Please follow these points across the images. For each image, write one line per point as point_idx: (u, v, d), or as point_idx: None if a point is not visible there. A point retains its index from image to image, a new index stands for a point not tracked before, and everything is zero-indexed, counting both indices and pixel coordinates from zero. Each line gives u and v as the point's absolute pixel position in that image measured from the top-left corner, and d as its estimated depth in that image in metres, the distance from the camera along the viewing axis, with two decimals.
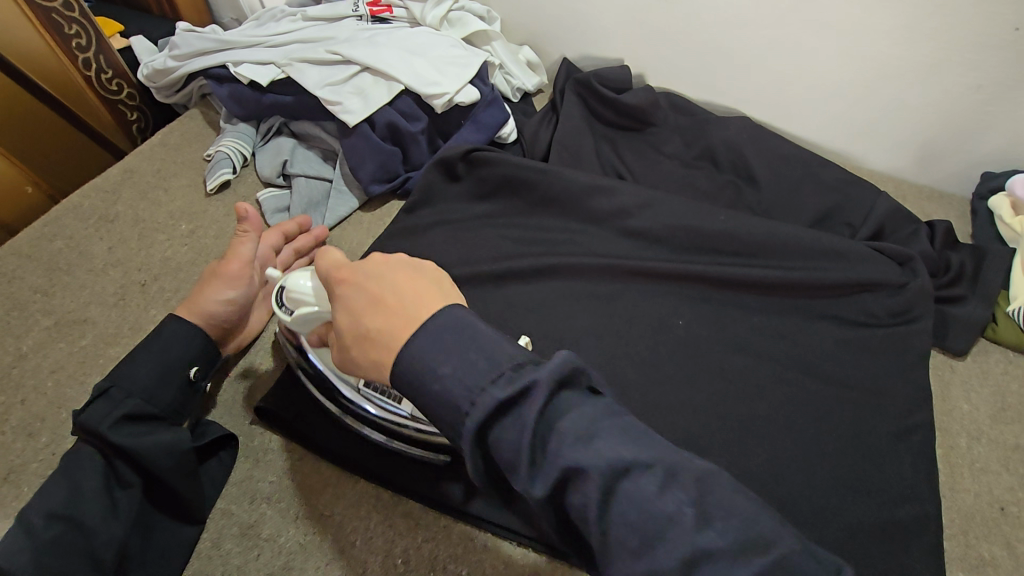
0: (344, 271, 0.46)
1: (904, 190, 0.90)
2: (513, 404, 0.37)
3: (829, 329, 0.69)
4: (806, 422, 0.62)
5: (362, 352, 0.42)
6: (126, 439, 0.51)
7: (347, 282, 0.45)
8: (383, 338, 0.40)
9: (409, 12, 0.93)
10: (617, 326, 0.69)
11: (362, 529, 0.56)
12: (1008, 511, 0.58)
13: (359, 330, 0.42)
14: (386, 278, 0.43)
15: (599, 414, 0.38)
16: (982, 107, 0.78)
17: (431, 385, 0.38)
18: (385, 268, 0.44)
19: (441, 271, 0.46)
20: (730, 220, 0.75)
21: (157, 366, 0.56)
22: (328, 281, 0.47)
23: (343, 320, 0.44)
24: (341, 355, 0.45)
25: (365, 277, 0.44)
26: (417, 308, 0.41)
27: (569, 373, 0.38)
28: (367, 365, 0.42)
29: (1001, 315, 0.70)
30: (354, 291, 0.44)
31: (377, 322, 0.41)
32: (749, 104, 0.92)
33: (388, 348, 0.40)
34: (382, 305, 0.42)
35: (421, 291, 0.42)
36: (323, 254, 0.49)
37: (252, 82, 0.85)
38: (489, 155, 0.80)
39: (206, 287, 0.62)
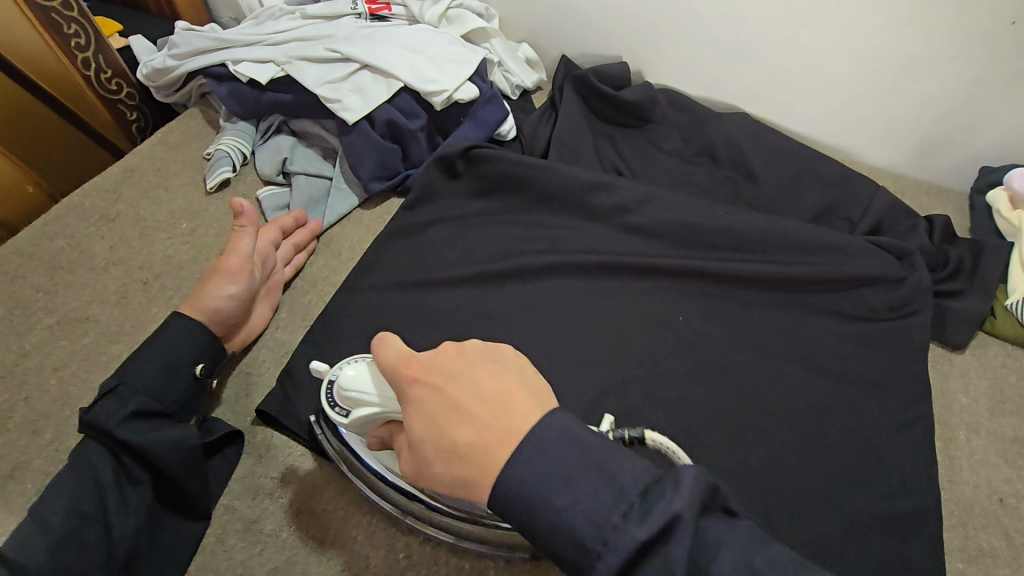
0: (415, 364, 0.44)
1: (902, 185, 0.90)
2: (653, 541, 0.36)
3: (828, 322, 0.69)
4: (806, 416, 0.62)
5: (449, 468, 0.40)
6: (134, 436, 0.52)
7: (421, 381, 0.43)
8: (479, 454, 0.39)
9: (408, 9, 0.93)
10: (617, 321, 0.70)
11: (364, 524, 0.57)
12: (1007, 502, 0.59)
13: (446, 444, 0.40)
14: (467, 379, 0.42)
15: (746, 547, 0.36)
16: (980, 102, 0.78)
17: (554, 520, 0.37)
18: (462, 364, 0.43)
19: (520, 358, 0.45)
20: (729, 216, 0.75)
21: (163, 363, 0.56)
22: (394, 378, 0.44)
23: (422, 425, 0.42)
24: (416, 465, 0.42)
25: (442, 375, 0.43)
26: (512, 417, 0.40)
27: (704, 498, 0.37)
28: (454, 481, 0.40)
29: (1000, 308, 0.70)
30: (433, 394, 0.42)
31: (469, 437, 0.40)
32: (748, 101, 0.93)
33: (488, 468, 0.39)
34: (469, 412, 0.40)
35: (509, 396, 0.41)
36: (386, 345, 0.46)
37: (251, 81, 0.85)
38: (489, 153, 0.80)
39: (209, 285, 0.63)
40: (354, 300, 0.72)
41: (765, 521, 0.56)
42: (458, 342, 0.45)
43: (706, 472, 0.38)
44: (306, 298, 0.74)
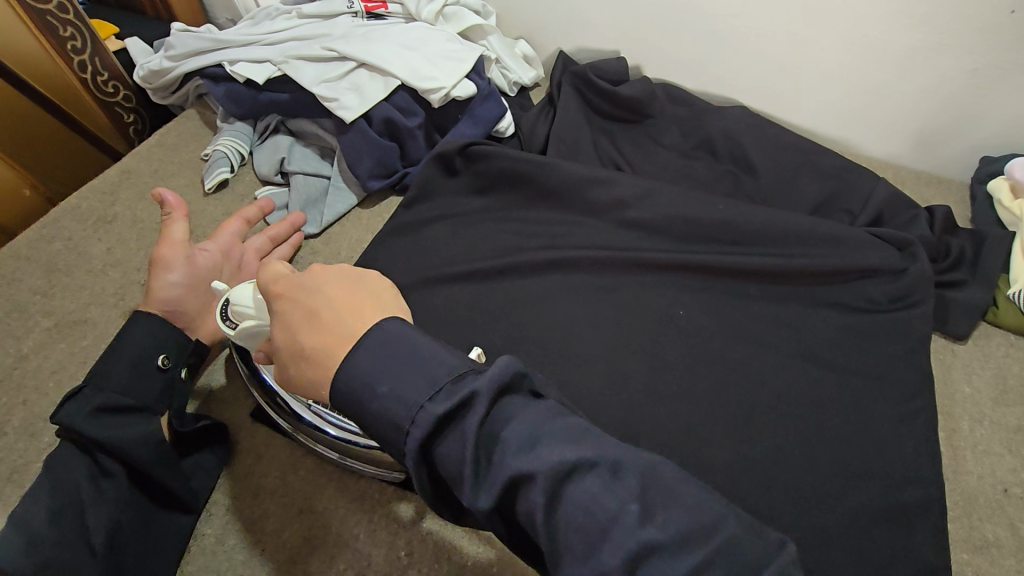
0: (281, 282, 0.48)
1: (902, 176, 0.89)
2: (454, 416, 0.38)
3: (830, 315, 0.69)
4: (808, 409, 0.62)
5: (298, 369, 0.45)
6: (96, 431, 0.52)
7: (284, 297, 0.47)
8: (318, 353, 0.43)
9: (404, 7, 0.92)
10: (618, 317, 0.70)
11: (365, 524, 0.56)
12: (1011, 492, 0.58)
13: (294, 347, 0.45)
14: (322, 293, 0.46)
15: (541, 420, 0.39)
16: (979, 91, 0.77)
17: (372, 404, 0.40)
18: (320, 281, 0.47)
19: (379, 281, 0.49)
20: (729, 209, 0.74)
21: (130, 358, 0.56)
22: (267, 291, 0.49)
23: (280, 333, 0.46)
24: (278, 368, 0.47)
25: (300, 292, 0.47)
26: (353, 324, 0.44)
27: (509, 380, 0.40)
28: (302, 379, 0.44)
29: (1002, 298, 0.70)
30: (291, 305, 0.46)
31: (312, 339, 0.44)
32: (746, 94, 0.92)
33: (325, 366, 0.43)
34: (317, 320, 0.44)
35: (357, 306, 0.45)
36: (264, 265, 0.51)
37: (247, 81, 0.85)
38: (486, 149, 0.80)
39: (153, 276, 0.63)
40: None
41: (768, 514, 0.56)
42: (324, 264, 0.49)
43: (517, 361, 0.41)
44: None
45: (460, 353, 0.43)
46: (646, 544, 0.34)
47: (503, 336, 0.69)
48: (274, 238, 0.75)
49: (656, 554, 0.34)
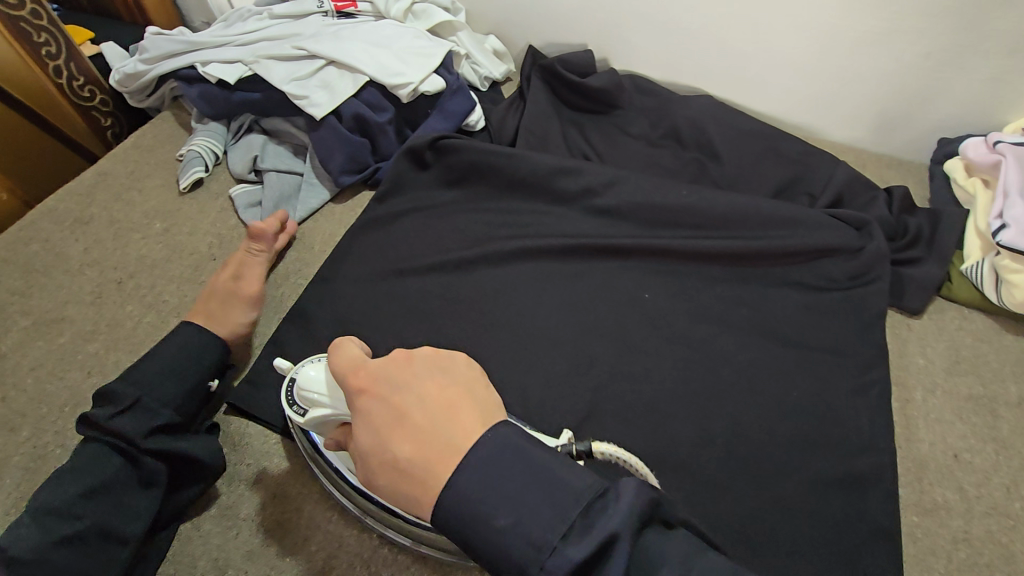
0: (366, 373, 0.43)
1: (864, 159, 0.92)
2: (592, 562, 0.35)
3: (790, 294, 0.71)
4: (768, 384, 0.64)
5: (390, 483, 0.39)
6: (166, 445, 0.54)
7: (369, 393, 0.42)
8: (415, 467, 0.38)
9: (373, 5, 0.93)
10: (585, 300, 0.71)
11: (336, 512, 0.58)
12: (961, 458, 0.61)
13: (388, 458, 0.39)
14: (416, 392, 0.41)
15: (679, 561, 0.37)
16: (933, 74, 0.80)
17: (489, 537, 0.36)
18: (412, 375, 0.42)
19: (474, 371, 0.43)
20: (692, 194, 0.77)
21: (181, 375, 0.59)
22: (344, 386, 0.44)
23: (365, 436, 0.41)
24: (362, 476, 0.41)
25: (389, 386, 0.42)
26: (455, 431, 0.39)
27: (641, 515, 0.37)
28: (395, 497, 0.39)
29: (956, 273, 0.72)
30: (378, 405, 0.41)
31: (408, 449, 0.39)
32: (711, 83, 0.94)
33: (427, 485, 0.38)
34: (413, 427, 0.39)
35: (458, 408, 0.40)
36: (339, 354, 0.46)
37: (220, 81, 0.86)
38: (457, 143, 0.81)
39: (228, 304, 0.67)
40: (326, 291, 0.73)
41: (727, 486, 0.58)
42: (410, 350, 0.44)
43: (648, 489, 0.39)
44: (279, 291, 0.76)
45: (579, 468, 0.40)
46: None
47: (473, 324, 0.70)
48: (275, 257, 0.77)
49: None
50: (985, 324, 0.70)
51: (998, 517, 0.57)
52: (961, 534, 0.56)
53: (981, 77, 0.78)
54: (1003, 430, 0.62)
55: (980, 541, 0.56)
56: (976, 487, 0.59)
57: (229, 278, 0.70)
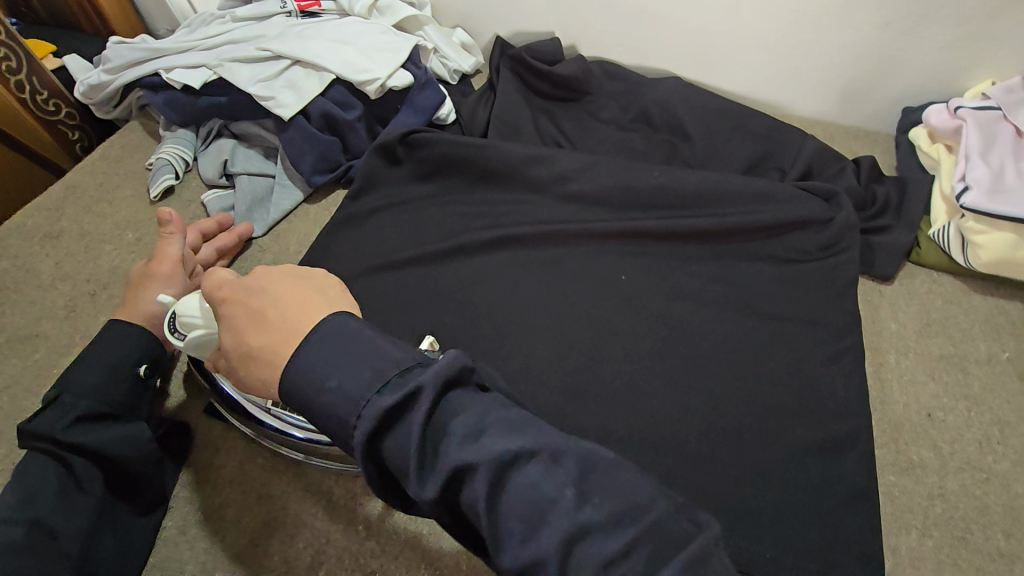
0: (227, 284, 0.48)
1: (832, 133, 0.93)
2: (400, 411, 0.37)
3: (765, 268, 0.71)
4: (745, 357, 0.65)
5: (247, 370, 0.44)
6: (83, 437, 0.51)
7: (229, 301, 0.47)
8: (265, 351, 0.43)
9: (337, 3, 0.93)
10: (563, 286, 0.72)
11: (321, 510, 0.58)
12: (934, 417, 0.62)
13: (243, 348, 0.44)
14: (269, 294, 0.45)
15: (487, 412, 0.39)
16: (895, 44, 0.81)
17: (317, 402, 0.39)
18: (266, 282, 0.46)
19: (327, 283, 0.49)
20: (664, 174, 0.77)
21: (106, 364, 0.55)
22: (211, 299, 0.48)
23: (228, 337, 0.46)
24: (232, 373, 0.46)
25: (246, 295, 0.46)
26: (297, 319, 0.43)
27: (455, 372, 0.39)
28: (253, 382, 0.44)
29: (924, 238, 0.73)
30: (237, 309, 0.46)
31: (258, 339, 0.43)
32: (679, 65, 0.95)
33: (273, 366, 0.42)
34: (264, 321, 0.44)
35: (304, 304, 0.44)
36: (208, 273, 0.49)
37: (185, 87, 0.85)
38: (427, 136, 0.81)
39: (140, 288, 0.62)
40: None
41: (709, 458, 0.59)
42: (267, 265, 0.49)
43: (466, 354, 0.41)
44: None
45: (410, 346, 0.42)
46: (583, 527, 0.34)
47: (452, 315, 0.70)
48: (221, 252, 0.75)
49: (590, 536, 0.34)
50: (955, 286, 0.71)
51: (972, 471, 0.58)
52: (935, 489, 0.58)
53: (940, 44, 0.79)
54: (974, 386, 0.64)
55: (955, 495, 0.57)
56: (949, 443, 0.60)
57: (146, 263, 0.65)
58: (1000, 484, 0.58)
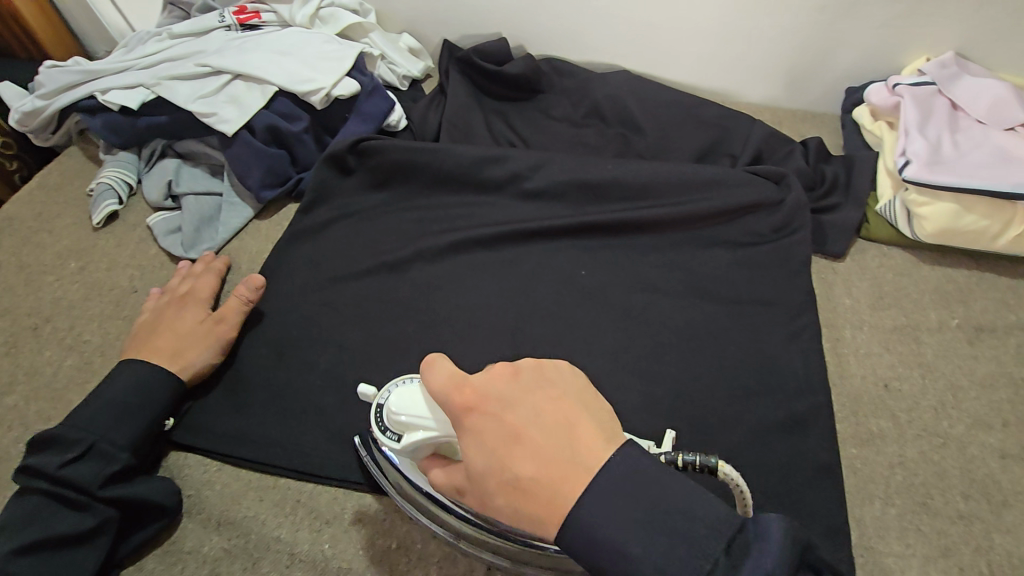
0: (468, 386, 0.40)
1: (780, 116, 0.95)
2: None
3: (721, 254, 0.72)
4: (707, 343, 0.65)
5: (509, 504, 0.36)
6: (120, 491, 0.53)
7: (476, 409, 0.39)
8: (542, 485, 0.35)
9: (278, 14, 0.91)
10: (522, 285, 0.71)
11: (286, 524, 0.57)
12: (891, 387, 0.63)
13: (507, 478, 0.36)
14: (528, 407, 0.38)
15: None
16: (832, 27, 0.83)
17: (622, 566, 0.34)
18: (521, 390, 0.39)
19: (584, 382, 0.40)
20: (617, 167, 0.77)
21: (138, 417, 0.57)
22: (444, 402, 0.40)
23: (478, 458, 0.38)
24: (476, 499, 0.39)
25: (499, 404, 0.38)
26: (579, 450, 0.36)
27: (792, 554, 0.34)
28: (514, 518, 0.36)
29: (872, 214, 0.74)
30: (487, 423, 0.38)
31: (530, 469, 0.36)
32: (627, 59, 0.95)
33: (552, 506, 0.35)
34: (530, 444, 0.36)
35: (576, 426, 0.37)
36: (433, 368, 0.42)
37: (122, 108, 0.82)
38: (377, 144, 0.79)
39: (176, 331, 0.63)
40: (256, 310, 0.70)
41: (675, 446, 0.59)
42: (511, 362, 0.41)
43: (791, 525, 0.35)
44: None
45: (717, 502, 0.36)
46: None
47: (413, 323, 0.69)
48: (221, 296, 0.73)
49: None
50: (904, 258, 0.73)
51: (929, 437, 0.60)
52: (896, 458, 0.59)
53: (875, 24, 0.82)
54: (927, 354, 0.65)
55: (914, 462, 0.58)
56: (907, 412, 0.61)
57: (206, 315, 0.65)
58: (957, 448, 0.59)
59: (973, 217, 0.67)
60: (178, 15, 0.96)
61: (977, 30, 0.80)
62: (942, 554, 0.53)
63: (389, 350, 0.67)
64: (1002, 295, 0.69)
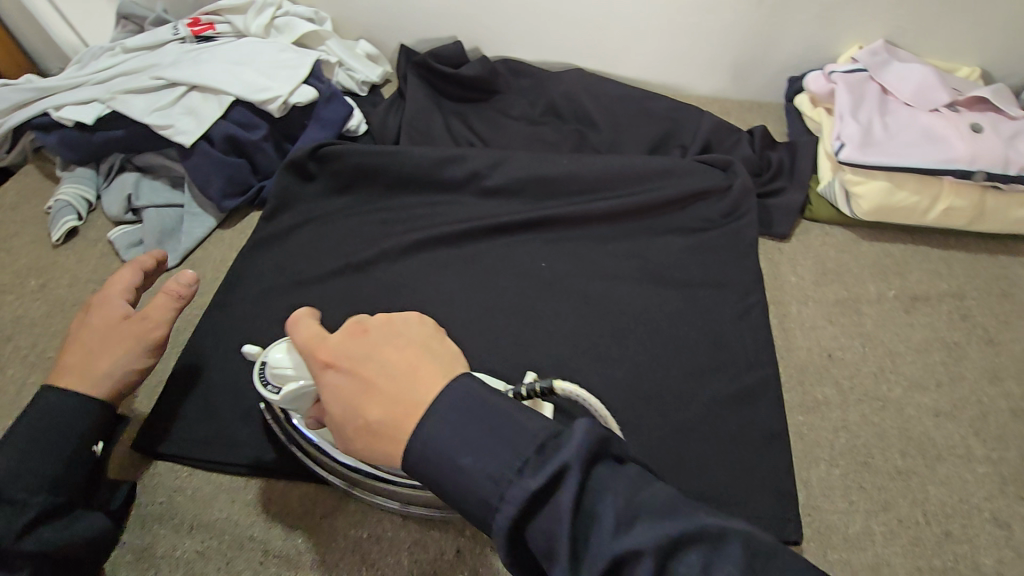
0: (325, 344, 0.45)
1: (728, 107, 0.99)
2: (545, 494, 0.34)
3: (675, 240, 0.75)
4: (662, 326, 0.68)
5: (365, 444, 0.40)
6: (44, 539, 0.48)
7: (332, 365, 0.43)
8: (385, 422, 0.39)
9: (232, 25, 0.92)
10: (485, 279, 0.73)
11: (260, 522, 0.59)
12: (834, 356, 0.67)
13: (359, 421, 0.41)
14: (374, 357, 0.42)
15: (635, 491, 0.35)
16: (770, 19, 0.87)
17: (452, 477, 0.36)
18: (369, 344, 0.43)
19: (429, 330, 0.44)
20: (573, 162, 0.79)
21: (54, 450, 0.50)
22: (309, 363, 0.45)
23: (337, 408, 0.42)
24: (343, 444, 0.43)
25: (348, 358, 0.43)
26: (417, 388, 0.39)
27: (596, 445, 0.35)
28: (371, 457, 0.41)
29: (814, 196, 0.78)
30: (341, 376, 0.42)
31: (376, 412, 0.40)
32: (580, 57, 0.98)
33: (395, 439, 0.39)
34: (374, 389, 0.41)
35: (414, 368, 0.41)
36: (295, 334, 0.47)
37: (78, 123, 0.81)
38: (339, 149, 0.79)
39: (85, 352, 0.55)
40: (222, 320, 0.70)
41: (634, 424, 0.61)
42: (360, 320, 0.45)
43: (601, 423, 0.37)
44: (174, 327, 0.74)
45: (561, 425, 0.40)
46: None
47: None
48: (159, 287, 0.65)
49: None
50: (845, 236, 0.77)
51: (869, 401, 0.64)
52: (840, 423, 0.63)
53: (810, 16, 0.86)
54: (866, 325, 0.70)
55: (856, 424, 0.63)
56: (849, 379, 0.66)
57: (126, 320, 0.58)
58: (895, 410, 0.64)
59: (904, 194, 0.72)
60: (132, 29, 0.96)
61: (904, 19, 0.85)
62: (883, 508, 0.58)
63: None
64: (934, 266, 0.74)
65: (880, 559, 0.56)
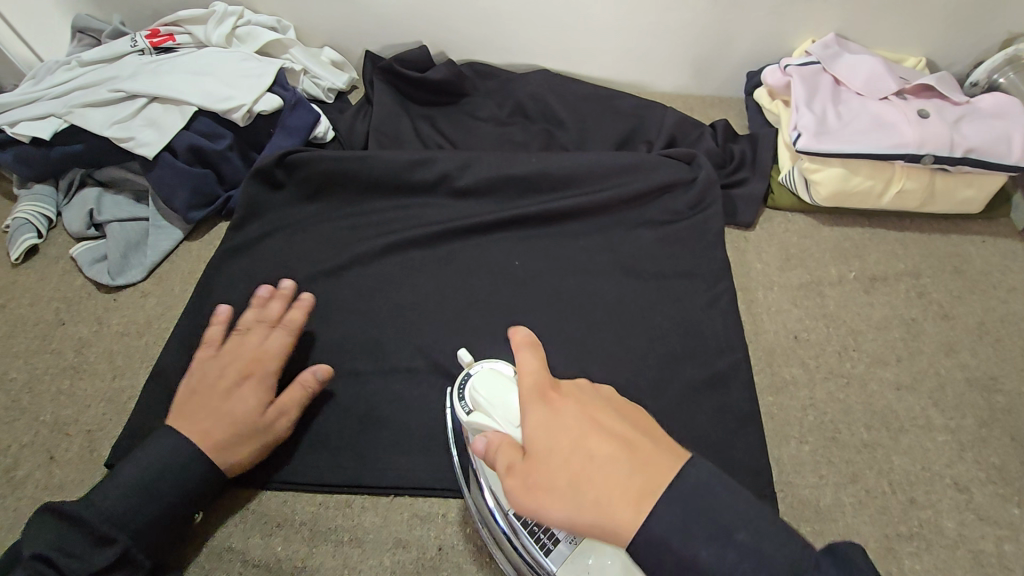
0: (551, 379, 0.41)
1: (690, 103, 1.01)
2: None
3: (645, 233, 0.76)
4: (635, 317, 0.69)
5: (587, 484, 0.34)
6: None
7: (560, 394, 0.40)
8: (619, 471, 0.35)
9: (193, 36, 0.91)
10: (459, 279, 0.73)
11: (237, 531, 0.59)
12: (800, 337, 0.69)
13: (588, 455, 0.35)
14: (607, 408, 0.40)
15: None
16: (725, 17, 0.90)
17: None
18: (601, 394, 0.41)
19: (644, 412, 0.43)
20: (541, 160, 0.80)
21: (177, 520, 0.53)
22: (528, 384, 0.41)
23: (556, 432, 0.37)
24: (538, 476, 0.36)
25: (580, 395, 0.40)
26: (660, 449, 0.37)
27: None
28: (587, 500, 0.34)
29: (776, 185, 0.81)
30: (569, 406, 0.39)
31: (613, 450, 0.36)
32: (544, 59, 0.99)
33: (632, 486, 0.34)
34: (613, 431, 0.37)
35: (649, 432, 0.39)
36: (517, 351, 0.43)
37: (34, 139, 0.79)
38: (307, 156, 0.78)
39: (228, 413, 0.56)
40: (194, 335, 0.69)
41: None
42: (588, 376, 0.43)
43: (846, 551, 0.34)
44: (142, 341, 0.73)
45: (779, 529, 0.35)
46: None
47: (356, 326, 0.70)
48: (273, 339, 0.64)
49: None
50: (807, 222, 0.79)
51: (835, 378, 0.66)
52: (808, 401, 0.65)
53: (765, 12, 0.88)
54: (829, 306, 0.72)
55: (823, 402, 0.65)
56: (814, 359, 0.68)
57: (261, 404, 0.58)
58: (859, 385, 0.66)
59: (860, 178, 0.75)
60: (88, 43, 0.94)
61: (852, 13, 0.88)
62: (851, 480, 0.60)
63: (332, 355, 0.68)
64: (891, 247, 0.77)
65: (851, 529, 0.58)
